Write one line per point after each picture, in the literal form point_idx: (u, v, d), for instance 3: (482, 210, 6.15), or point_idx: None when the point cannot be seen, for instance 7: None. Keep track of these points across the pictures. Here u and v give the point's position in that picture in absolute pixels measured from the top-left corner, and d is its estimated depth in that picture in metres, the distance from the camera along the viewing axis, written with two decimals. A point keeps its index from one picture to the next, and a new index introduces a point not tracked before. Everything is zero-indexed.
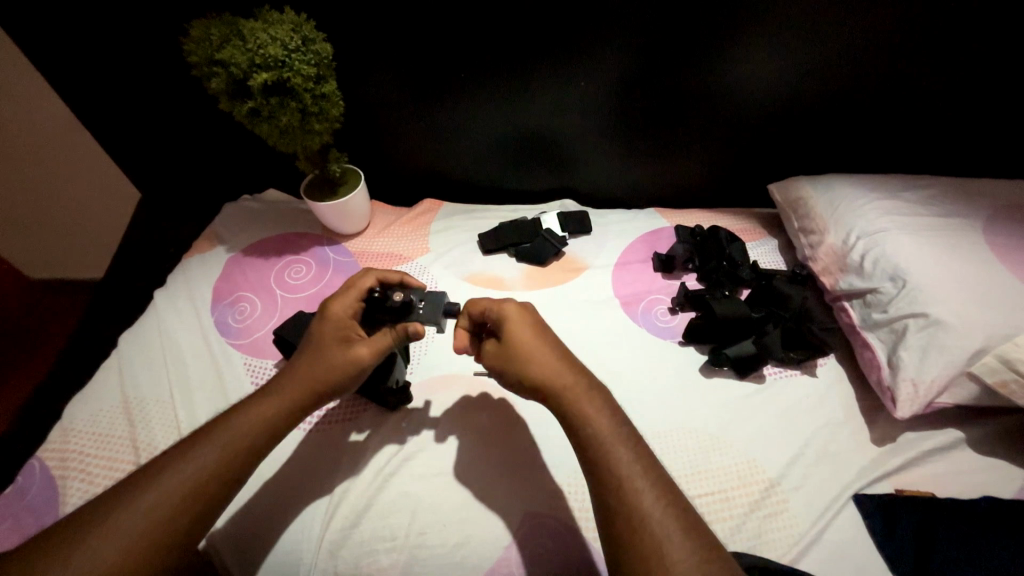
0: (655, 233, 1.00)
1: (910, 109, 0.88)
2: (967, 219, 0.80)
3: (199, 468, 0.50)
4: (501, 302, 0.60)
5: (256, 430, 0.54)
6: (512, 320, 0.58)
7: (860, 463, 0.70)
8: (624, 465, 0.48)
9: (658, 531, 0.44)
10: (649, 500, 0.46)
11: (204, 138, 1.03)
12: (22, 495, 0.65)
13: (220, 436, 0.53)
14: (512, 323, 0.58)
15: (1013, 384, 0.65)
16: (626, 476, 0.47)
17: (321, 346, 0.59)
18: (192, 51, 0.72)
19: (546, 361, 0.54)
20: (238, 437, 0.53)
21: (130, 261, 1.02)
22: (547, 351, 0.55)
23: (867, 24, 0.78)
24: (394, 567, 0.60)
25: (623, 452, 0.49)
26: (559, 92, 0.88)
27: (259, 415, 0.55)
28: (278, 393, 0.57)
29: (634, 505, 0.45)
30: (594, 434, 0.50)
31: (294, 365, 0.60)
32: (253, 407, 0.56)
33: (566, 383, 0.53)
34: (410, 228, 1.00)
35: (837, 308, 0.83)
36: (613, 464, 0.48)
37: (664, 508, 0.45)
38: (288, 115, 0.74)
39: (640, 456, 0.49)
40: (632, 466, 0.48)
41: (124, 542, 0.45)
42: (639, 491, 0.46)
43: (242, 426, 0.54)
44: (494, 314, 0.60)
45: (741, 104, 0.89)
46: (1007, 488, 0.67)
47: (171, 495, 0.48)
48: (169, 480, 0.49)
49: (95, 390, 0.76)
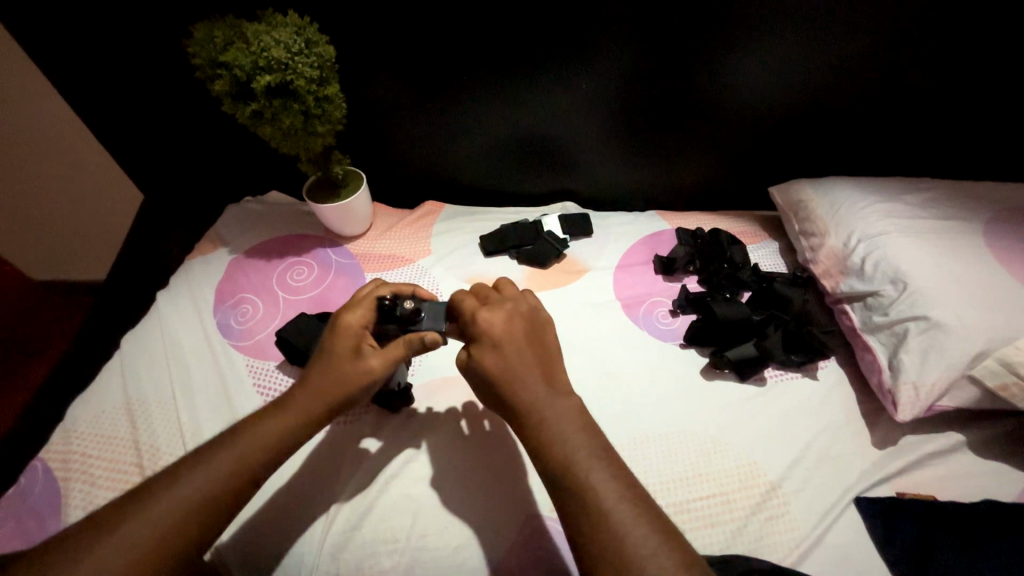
0: (655, 235, 1.00)
1: (909, 112, 0.89)
2: (967, 221, 0.80)
3: (207, 478, 0.50)
4: (481, 312, 0.58)
5: (266, 437, 0.54)
6: (489, 334, 0.57)
7: (862, 466, 0.70)
8: (597, 489, 0.48)
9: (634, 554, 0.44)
10: (625, 516, 0.46)
11: (206, 140, 1.03)
12: (25, 496, 0.66)
13: (232, 447, 0.53)
14: (488, 339, 0.57)
15: (1013, 386, 0.65)
16: (599, 493, 0.47)
17: (335, 358, 0.59)
18: (195, 54, 0.72)
19: (517, 389, 0.54)
20: (252, 447, 0.53)
21: (132, 263, 1.03)
22: (522, 378, 0.54)
23: (865, 28, 0.78)
24: (395, 569, 0.60)
25: (596, 477, 0.48)
26: (559, 95, 0.89)
27: (274, 426, 0.55)
28: (294, 406, 0.57)
29: (610, 522, 0.46)
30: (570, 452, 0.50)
31: (309, 375, 0.59)
32: (266, 420, 0.56)
33: (536, 410, 0.53)
34: (412, 230, 1.01)
35: (838, 311, 0.83)
36: (588, 490, 0.48)
37: (647, 531, 0.45)
38: (291, 118, 0.74)
39: (618, 475, 0.49)
40: (603, 490, 0.47)
41: (134, 552, 0.45)
42: (610, 510, 0.46)
43: (253, 437, 0.54)
44: (473, 325, 0.58)
45: (741, 108, 0.90)
46: (1010, 491, 0.67)
47: (179, 504, 0.48)
48: (182, 489, 0.49)
49: (97, 391, 0.77)
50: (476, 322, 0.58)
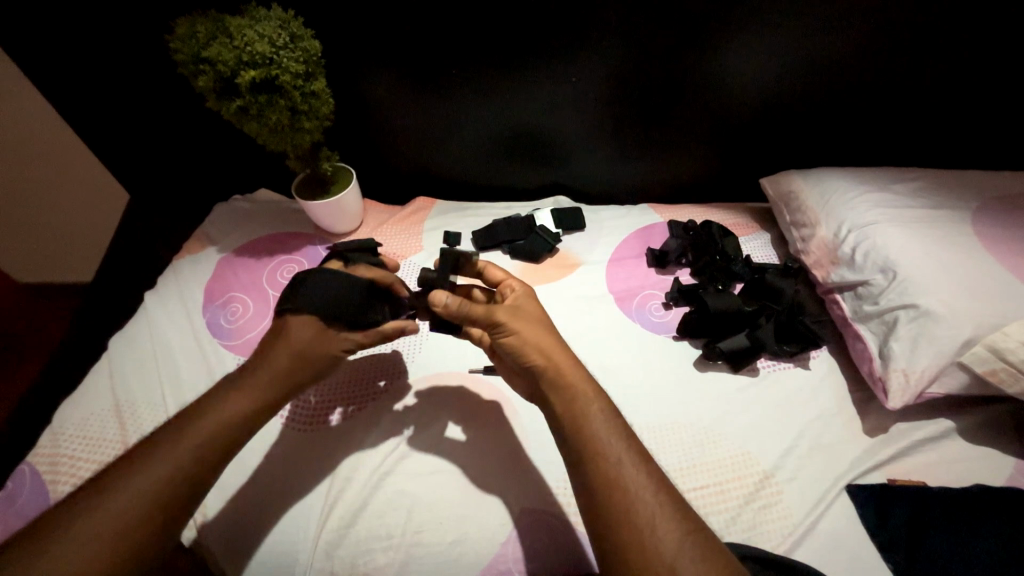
0: (648, 228, 1.00)
1: (899, 103, 0.89)
2: (956, 210, 0.81)
3: (152, 488, 0.48)
4: (513, 280, 0.65)
5: (225, 424, 0.53)
6: (523, 295, 0.63)
7: (852, 454, 0.70)
8: (602, 436, 0.49)
9: (647, 504, 0.45)
10: (601, 427, 0.50)
11: (193, 138, 1.02)
12: (12, 501, 0.65)
13: (193, 434, 0.51)
14: (524, 297, 0.62)
15: (1002, 372, 0.66)
16: (606, 444, 0.49)
17: (299, 346, 0.58)
18: (178, 50, 0.71)
19: (538, 342, 0.57)
20: (208, 431, 0.52)
21: (119, 263, 1.01)
22: (538, 332, 0.57)
23: (851, 20, 0.78)
24: (390, 566, 0.60)
25: (598, 426, 0.50)
26: (548, 89, 0.89)
27: (225, 414, 0.53)
28: (249, 387, 0.55)
29: (592, 439, 0.49)
30: (582, 416, 0.51)
31: (268, 357, 0.58)
32: (226, 400, 0.54)
33: (572, 380, 0.54)
34: (403, 227, 1.00)
35: (829, 301, 0.83)
36: (590, 436, 0.49)
37: (650, 480, 0.47)
38: (277, 114, 0.73)
39: (613, 425, 0.50)
40: (607, 438, 0.49)
41: (103, 536, 0.45)
42: (619, 462, 0.48)
43: (200, 429, 0.52)
44: (506, 289, 0.64)
45: (730, 100, 0.90)
46: (999, 476, 0.68)
47: (145, 488, 0.47)
48: (148, 476, 0.48)
49: (85, 393, 0.76)
50: (509, 287, 0.64)
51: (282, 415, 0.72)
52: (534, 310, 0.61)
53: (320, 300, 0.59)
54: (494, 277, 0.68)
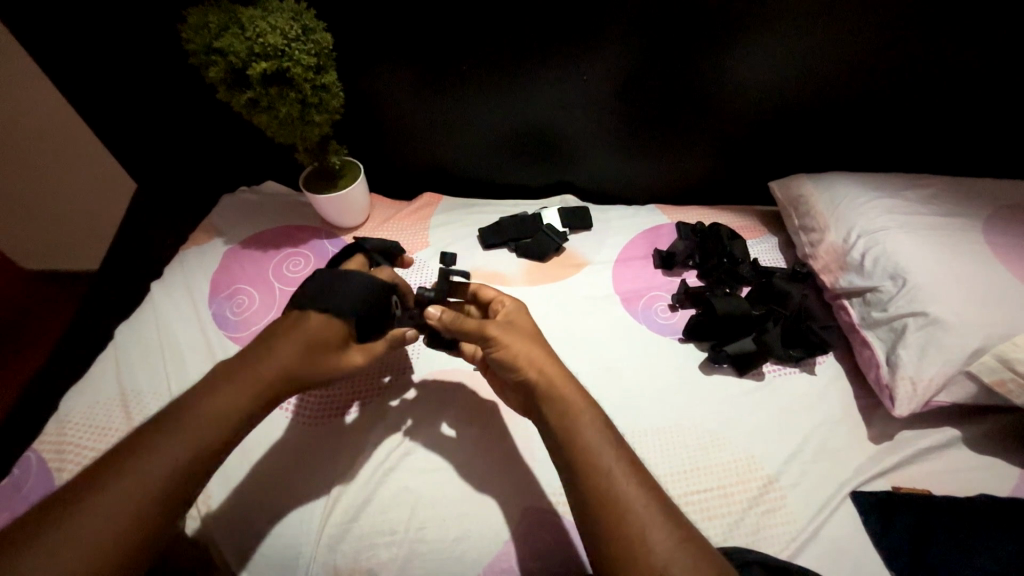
0: (655, 229, 1.00)
1: (911, 109, 0.88)
2: (967, 217, 0.80)
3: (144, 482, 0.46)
4: (503, 297, 0.66)
5: (220, 417, 0.51)
6: (513, 310, 0.63)
7: (858, 461, 0.70)
8: (597, 449, 0.49)
9: (642, 520, 0.45)
10: (596, 440, 0.49)
11: (202, 129, 1.02)
12: (17, 487, 0.65)
13: (189, 426, 0.50)
14: (516, 313, 0.63)
15: (1011, 383, 0.65)
16: (603, 459, 0.48)
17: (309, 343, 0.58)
18: (189, 40, 0.71)
19: (528, 354, 0.56)
20: (203, 424, 0.50)
21: (125, 252, 1.01)
22: (528, 344, 0.57)
23: (866, 25, 0.78)
24: (392, 562, 0.60)
25: (593, 439, 0.50)
26: (558, 87, 0.88)
27: (222, 407, 0.52)
28: (246, 378, 0.54)
29: (588, 453, 0.49)
30: (576, 429, 0.51)
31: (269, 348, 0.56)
32: (221, 390, 0.53)
33: (568, 395, 0.53)
34: (408, 223, 0.99)
35: (837, 307, 0.83)
36: (586, 449, 0.49)
37: (646, 496, 0.46)
38: (288, 106, 0.73)
39: (611, 440, 0.50)
40: (603, 451, 0.49)
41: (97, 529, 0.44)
42: (616, 475, 0.47)
43: (193, 420, 0.50)
44: (496, 305, 0.65)
45: (740, 102, 0.90)
46: (1003, 487, 0.67)
47: (137, 481, 0.46)
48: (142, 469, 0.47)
49: (90, 382, 0.76)
50: (499, 304, 0.65)
51: (288, 409, 0.72)
52: (526, 324, 0.61)
53: (344, 301, 0.60)
54: (485, 298, 0.69)
